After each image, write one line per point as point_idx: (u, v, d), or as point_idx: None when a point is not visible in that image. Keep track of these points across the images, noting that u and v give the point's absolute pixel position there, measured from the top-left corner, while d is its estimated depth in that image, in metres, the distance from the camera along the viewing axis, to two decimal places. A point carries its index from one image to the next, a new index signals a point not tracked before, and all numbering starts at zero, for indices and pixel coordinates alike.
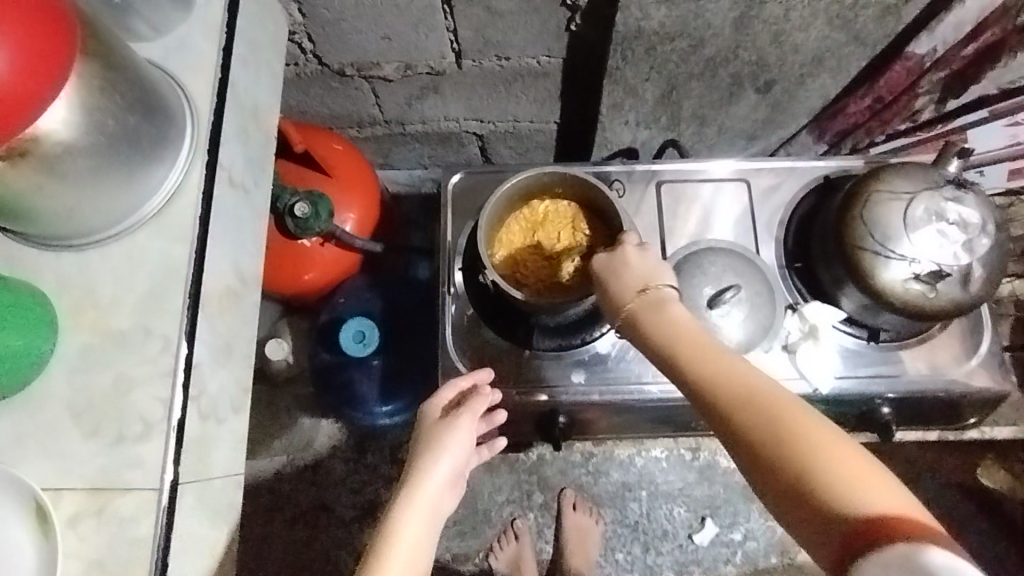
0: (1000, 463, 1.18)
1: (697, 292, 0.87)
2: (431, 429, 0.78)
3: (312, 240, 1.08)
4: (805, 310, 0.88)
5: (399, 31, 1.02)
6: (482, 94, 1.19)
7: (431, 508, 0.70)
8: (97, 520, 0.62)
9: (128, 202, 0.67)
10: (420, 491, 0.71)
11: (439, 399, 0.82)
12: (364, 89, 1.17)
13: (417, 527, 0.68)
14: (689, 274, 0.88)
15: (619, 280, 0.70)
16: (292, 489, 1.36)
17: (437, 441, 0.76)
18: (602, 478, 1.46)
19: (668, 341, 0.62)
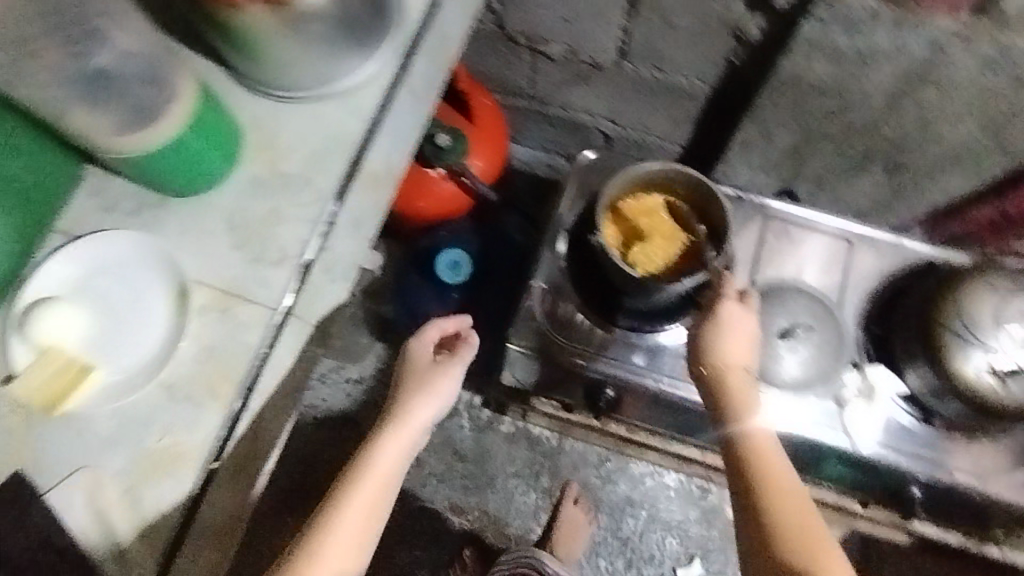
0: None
1: (774, 318, 0.93)
2: (421, 367, 0.91)
3: (438, 172, 1.18)
4: (869, 371, 0.94)
5: (580, 16, 1.11)
6: (627, 97, 1.27)
7: (406, 450, 0.85)
8: (219, 316, 0.72)
9: (330, 73, 0.78)
10: (402, 439, 0.85)
11: (427, 340, 0.93)
12: (526, 59, 1.27)
13: (383, 471, 0.81)
14: (772, 303, 0.94)
15: (727, 341, 0.81)
16: (332, 393, 1.45)
17: (428, 381, 0.90)
18: (610, 485, 1.50)
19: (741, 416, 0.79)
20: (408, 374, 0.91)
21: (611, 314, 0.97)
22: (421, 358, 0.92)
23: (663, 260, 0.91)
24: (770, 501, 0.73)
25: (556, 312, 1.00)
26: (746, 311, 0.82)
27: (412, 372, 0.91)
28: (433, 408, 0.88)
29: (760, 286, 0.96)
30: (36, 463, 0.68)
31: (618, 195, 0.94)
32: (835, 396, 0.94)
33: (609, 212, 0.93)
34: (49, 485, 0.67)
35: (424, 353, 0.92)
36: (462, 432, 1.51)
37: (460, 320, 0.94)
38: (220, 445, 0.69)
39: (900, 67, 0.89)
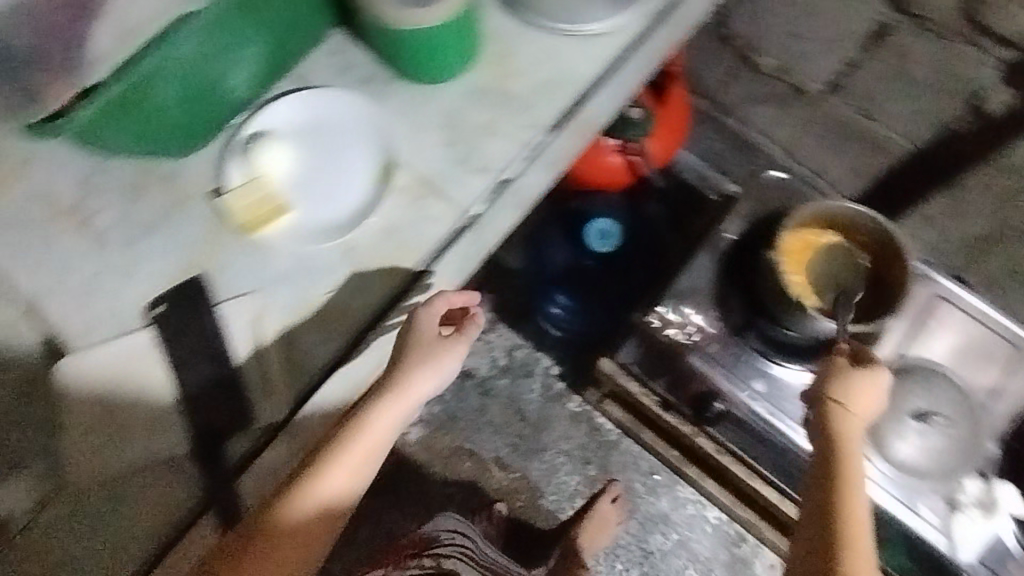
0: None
1: (913, 398, 0.92)
2: (427, 349, 0.70)
3: (612, 142, 1.20)
4: (996, 485, 0.92)
5: (813, 37, 1.17)
6: (817, 132, 1.25)
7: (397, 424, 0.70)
8: (412, 201, 0.75)
9: (583, 15, 0.82)
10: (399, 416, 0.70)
11: (437, 313, 0.70)
12: (731, 64, 1.27)
13: (374, 437, 0.68)
14: (918, 382, 0.92)
15: (857, 399, 0.70)
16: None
17: (432, 364, 0.70)
18: (650, 498, 1.47)
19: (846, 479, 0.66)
20: (403, 350, 0.71)
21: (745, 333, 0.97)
22: (424, 334, 0.71)
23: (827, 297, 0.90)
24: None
25: (692, 313, 0.97)
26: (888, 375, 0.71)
27: (414, 342, 0.70)
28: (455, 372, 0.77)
29: (909, 362, 0.94)
30: (220, 274, 0.74)
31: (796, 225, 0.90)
32: (948, 495, 0.92)
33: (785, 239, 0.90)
34: (226, 296, 0.73)
35: (427, 324, 0.70)
36: (530, 395, 1.50)
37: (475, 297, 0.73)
38: (379, 314, 0.73)
39: None
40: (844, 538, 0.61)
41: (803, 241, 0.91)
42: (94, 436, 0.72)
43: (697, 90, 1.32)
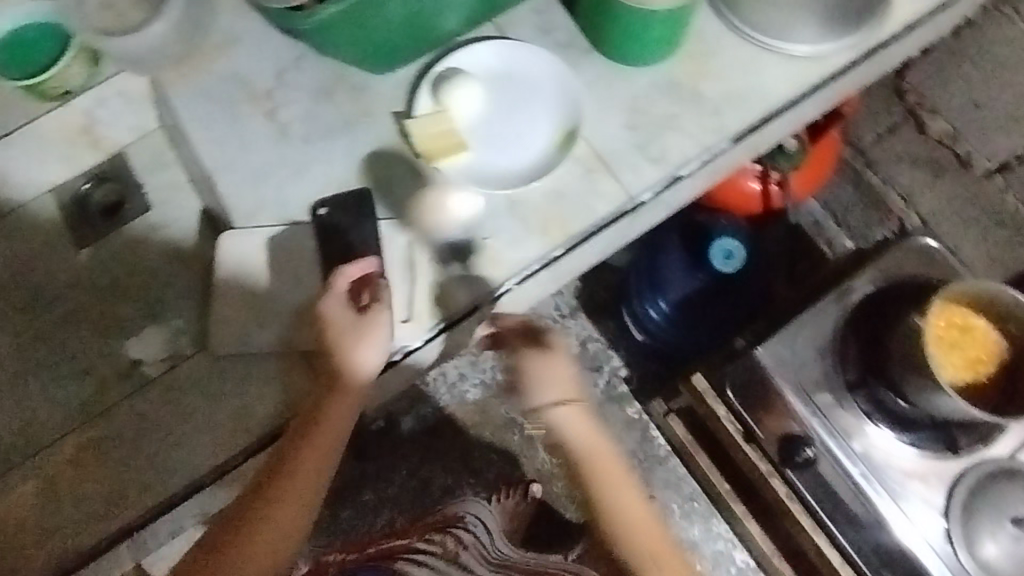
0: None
1: (999, 496, 0.93)
2: (334, 331, 0.71)
3: (755, 167, 1.17)
4: None
5: (986, 111, 1.22)
6: (964, 210, 1.22)
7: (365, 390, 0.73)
8: (584, 173, 0.78)
9: (793, 35, 0.82)
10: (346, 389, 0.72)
11: (337, 295, 0.71)
12: (895, 118, 1.25)
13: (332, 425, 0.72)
14: (1008, 483, 0.93)
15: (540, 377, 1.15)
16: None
17: (348, 346, 0.71)
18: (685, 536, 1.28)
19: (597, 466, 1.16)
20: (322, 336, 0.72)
21: (857, 389, 0.96)
22: (330, 324, 0.71)
23: (956, 378, 0.88)
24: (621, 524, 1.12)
25: (802, 351, 0.98)
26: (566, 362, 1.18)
27: (334, 335, 0.71)
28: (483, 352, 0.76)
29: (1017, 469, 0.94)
30: (390, 193, 0.78)
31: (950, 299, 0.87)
32: None
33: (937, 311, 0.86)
34: (389, 214, 0.77)
35: (334, 311, 0.71)
36: (593, 389, 1.29)
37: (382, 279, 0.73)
38: (530, 271, 0.77)
39: None
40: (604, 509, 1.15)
41: (951, 316, 0.87)
42: (238, 304, 0.78)
43: (849, 139, 1.26)
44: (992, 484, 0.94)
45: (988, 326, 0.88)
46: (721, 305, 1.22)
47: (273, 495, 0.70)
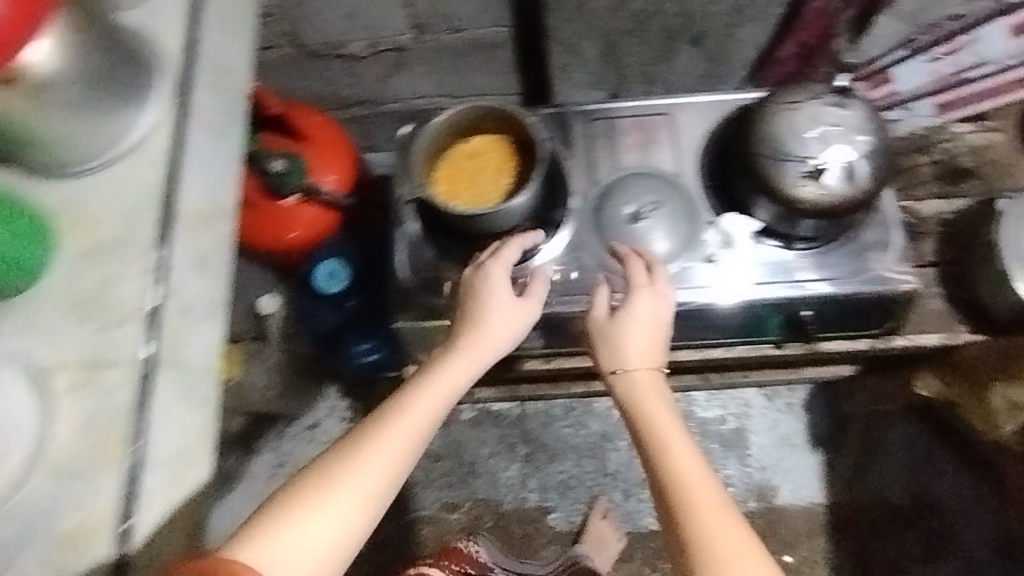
0: (933, 370, 1.05)
1: (614, 217, 0.97)
2: (467, 282, 0.89)
3: (295, 199, 1.23)
4: (721, 221, 0.96)
5: (363, 9, 1.18)
6: (446, 68, 1.35)
7: (474, 370, 0.80)
8: (86, 394, 0.65)
9: (101, 131, 0.72)
10: (468, 353, 0.81)
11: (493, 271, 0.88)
12: (340, 69, 1.34)
13: (412, 424, 0.72)
14: (606, 200, 0.98)
15: (624, 340, 0.83)
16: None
17: (469, 313, 0.86)
18: (582, 429, 1.51)
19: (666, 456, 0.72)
20: (472, 306, 0.86)
21: (469, 264, 0.97)
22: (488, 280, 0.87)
23: (506, 189, 0.93)
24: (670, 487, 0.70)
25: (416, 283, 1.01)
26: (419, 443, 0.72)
27: (474, 295, 0.87)
28: (640, 318, 0.85)
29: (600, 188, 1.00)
30: None
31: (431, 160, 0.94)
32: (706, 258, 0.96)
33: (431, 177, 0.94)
34: None
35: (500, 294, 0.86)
36: None
37: (530, 230, 0.91)
38: (122, 510, 0.62)
39: None
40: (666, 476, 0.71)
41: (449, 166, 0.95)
42: None
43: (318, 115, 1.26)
44: (603, 211, 0.97)
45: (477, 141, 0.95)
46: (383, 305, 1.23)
47: (307, 487, 0.66)
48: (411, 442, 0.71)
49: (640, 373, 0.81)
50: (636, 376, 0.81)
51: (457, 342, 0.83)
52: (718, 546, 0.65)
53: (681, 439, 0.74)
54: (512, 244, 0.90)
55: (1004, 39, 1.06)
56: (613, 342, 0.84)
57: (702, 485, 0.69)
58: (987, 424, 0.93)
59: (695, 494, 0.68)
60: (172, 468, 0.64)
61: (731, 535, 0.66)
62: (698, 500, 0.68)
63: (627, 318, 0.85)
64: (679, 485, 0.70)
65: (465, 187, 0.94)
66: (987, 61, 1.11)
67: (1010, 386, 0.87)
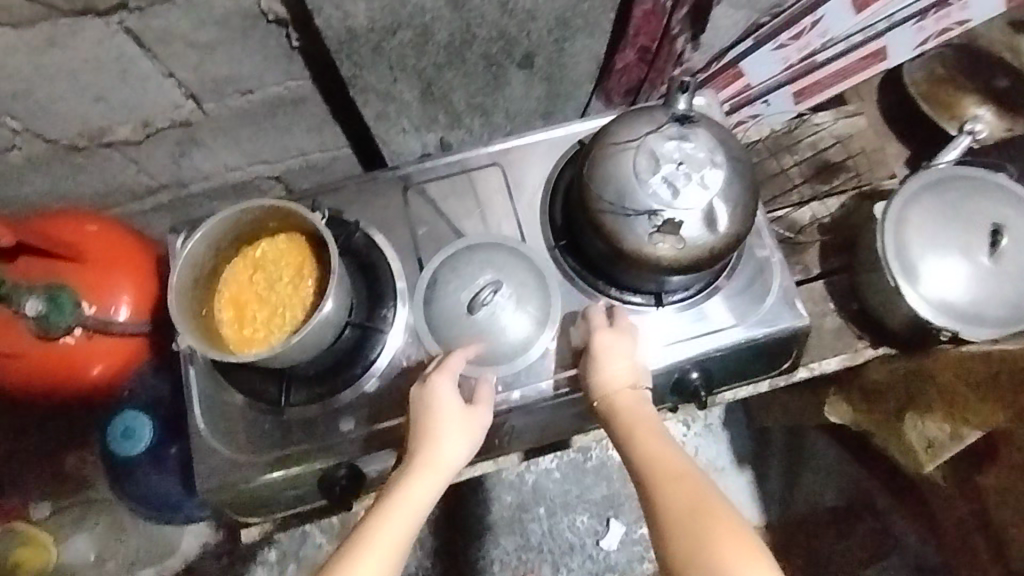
0: (841, 395, 0.95)
1: (450, 305, 0.79)
2: (416, 407, 0.73)
3: (74, 336, 0.98)
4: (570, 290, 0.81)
5: (111, 87, 0.95)
6: (247, 135, 1.13)
7: (441, 483, 0.69)
8: None
9: None
10: (422, 468, 0.69)
11: (444, 387, 0.73)
12: (115, 158, 1.10)
13: (396, 514, 0.66)
14: (437, 286, 0.80)
15: (604, 365, 0.75)
16: None
17: (422, 420, 0.72)
18: (494, 504, 1.35)
19: (664, 477, 0.66)
20: (419, 422, 0.72)
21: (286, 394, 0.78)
22: (434, 401, 0.72)
23: (307, 304, 0.74)
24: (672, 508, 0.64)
25: (225, 431, 0.79)
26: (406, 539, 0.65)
27: (423, 413, 0.72)
28: (606, 350, 0.75)
29: (432, 271, 0.82)
30: None
31: (201, 289, 0.72)
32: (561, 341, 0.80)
33: (207, 313, 0.72)
34: None
35: (446, 400, 0.73)
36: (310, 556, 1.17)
37: (468, 343, 0.77)
38: None
39: None
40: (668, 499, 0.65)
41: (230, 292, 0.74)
42: None
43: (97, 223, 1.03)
44: (436, 301, 0.79)
45: (260, 250, 0.75)
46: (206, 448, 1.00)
47: None
48: (404, 532, 0.65)
49: (621, 397, 0.74)
50: (619, 402, 0.73)
51: (409, 458, 0.71)
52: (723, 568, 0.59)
53: (678, 456, 0.68)
54: (456, 352, 0.76)
55: (846, 15, 0.97)
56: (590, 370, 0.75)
57: (700, 501, 0.64)
58: (910, 460, 0.85)
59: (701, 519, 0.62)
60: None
61: (739, 554, 0.60)
62: (692, 525, 0.62)
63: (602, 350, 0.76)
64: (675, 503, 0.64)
65: (257, 309, 0.74)
66: (834, 41, 1.02)
67: (925, 419, 0.80)
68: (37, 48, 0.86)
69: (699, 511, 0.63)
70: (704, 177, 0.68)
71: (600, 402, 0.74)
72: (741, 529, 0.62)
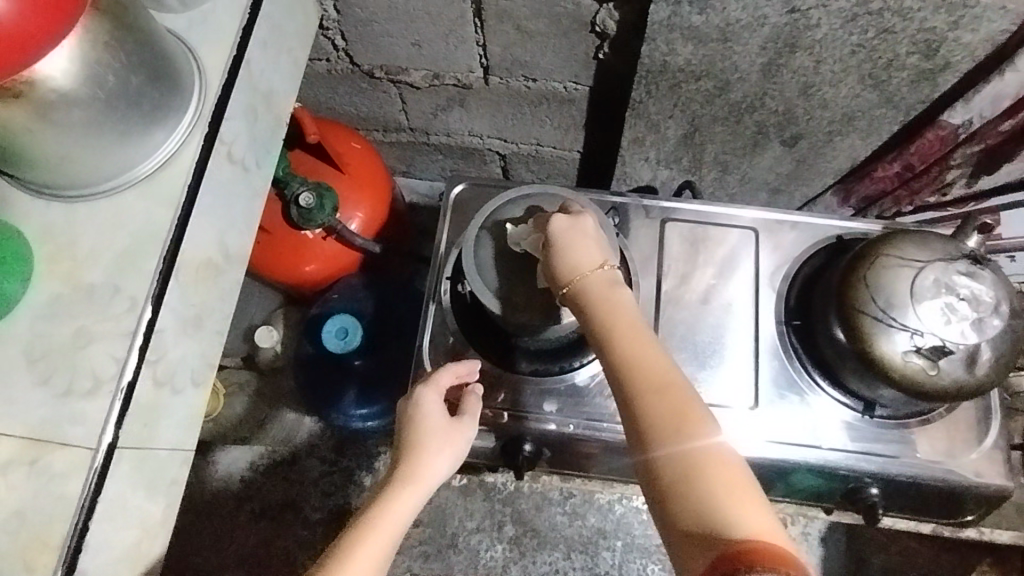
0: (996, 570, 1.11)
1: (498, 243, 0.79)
2: (402, 414, 0.78)
3: (315, 233, 1.11)
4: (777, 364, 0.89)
5: (429, 39, 1.06)
6: (506, 114, 1.22)
7: (425, 489, 0.73)
8: (28, 470, 0.60)
9: (130, 160, 0.69)
10: (410, 480, 0.72)
11: (431, 397, 0.79)
12: (392, 94, 1.22)
13: (392, 511, 0.69)
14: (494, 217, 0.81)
15: (573, 245, 0.73)
16: (267, 502, 1.27)
17: (411, 424, 0.77)
18: (578, 521, 1.38)
19: (640, 362, 0.64)
20: (407, 432, 0.77)
21: (511, 360, 0.88)
22: (426, 408, 0.78)
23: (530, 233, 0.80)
24: (642, 391, 0.63)
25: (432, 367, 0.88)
26: (398, 525, 0.66)
27: (410, 419, 0.77)
28: (584, 232, 0.74)
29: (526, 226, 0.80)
30: None
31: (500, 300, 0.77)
32: (751, 405, 0.88)
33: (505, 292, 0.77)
34: None
35: (433, 413, 0.78)
36: None
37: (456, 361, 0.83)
38: None
39: (764, 35, 0.85)
40: (643, 382, 0.63)
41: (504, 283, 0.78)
42: None
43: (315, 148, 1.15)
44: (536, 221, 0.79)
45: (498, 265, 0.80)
46: (387, 371, 1.13)
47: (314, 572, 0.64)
48: (390, 528, 0.67)
49: (591, 278, 0.71)
50: (593, 281, 0.70)
51: (397, 463, 0.74)
52: (707, 470, 0.58)
53: (654, 347, 0.66)
54: (446, 369, 0.82)
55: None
56: (563, 250, 0.72)
57: (683, 396, 0.62)
58: None
59: (673, 406, 0.61)
60: (111, 522, 0.63)
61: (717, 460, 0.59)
62: (665, 413, 0.61)
63: (568, 228, 0.73)
64: (649, 396, 0.62)
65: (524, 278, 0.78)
66: None
67: None
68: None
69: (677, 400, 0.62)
70: (984, 320, 0.70)
71: (572, 282, 0.71)
72: (736, 462, 0.59)
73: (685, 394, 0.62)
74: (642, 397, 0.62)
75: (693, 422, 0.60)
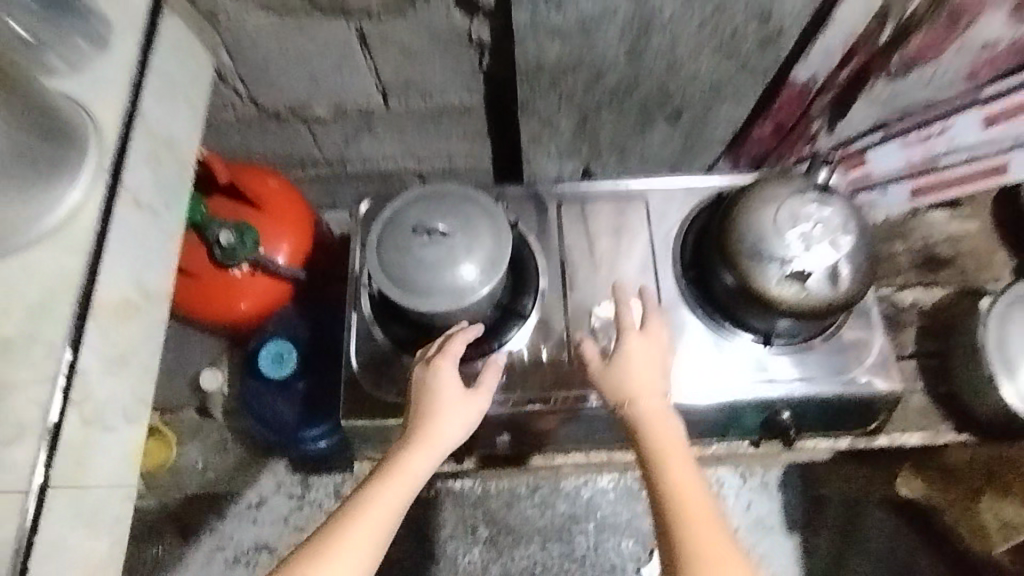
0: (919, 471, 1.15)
1: (403, 237, 0.82)
2: (419, 380, 0.83)
3: (243, 270, 1.14)
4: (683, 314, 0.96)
5: (324, 72, 1.12)
6: (413, 133, 1.29)
7: (436, 456, 0.77)
8: None
9: (34, 216, 0.72)
10: (423, 444, 0.77)
11: (447, 368, 0.82)
12: (302, 130, 1.28)
13: (405, 475, 0.74)
14: (394, 219, 0.84)
15: (633, 366, 0.83)
16: (238, 546, 1.28)
17: (429, 392, 0.81)
18: (548, 510, 1.42)
19: (676, 494, 0.72)
20: (424, 400, 0.81)
21: None
22: (442, 380, 0.82)
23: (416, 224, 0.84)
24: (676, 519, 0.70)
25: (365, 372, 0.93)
26: (405, 504, 0.71)
27: (428, 386, 0.81)
28: (650, 355, 0.84)
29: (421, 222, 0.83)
30: None
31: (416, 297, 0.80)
32: None
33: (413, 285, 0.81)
34: None
35: (449, 384, 0.82)
36: None
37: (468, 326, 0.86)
38: None
39: (619, 24, 0.94)
40: (676, 511, 0.71)
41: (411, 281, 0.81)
42: None
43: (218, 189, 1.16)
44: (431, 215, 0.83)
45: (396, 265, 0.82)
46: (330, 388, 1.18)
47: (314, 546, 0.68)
48: (402, 492, 0.73)
49: (647, 404, 0.80)
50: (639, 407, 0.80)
51: (414, 427, 0.79)
52: None
53: (696, 481, 0.73)
54: (458, 336, 0.84)
55: (977, 128, 1.09)
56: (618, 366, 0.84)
57: (708, 525, 0.70)
58: (981, 538, 1.06)
59: (693, 532, 0.69)
60: (53, 562, 0.66)
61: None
62: (693, 538, 0.69)
63: (642, 346, 0.85)
64: (683, 525, 0.70)
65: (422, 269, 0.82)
66: (959, 149, 1.14)
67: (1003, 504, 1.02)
68: (288, 33, 1.04)
69: (700, 531, 0.69)
70: (837, 240, 0.79)
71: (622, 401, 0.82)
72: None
73: (709, 525, 0.70)
74: (675, 525, 0.70)
75: (713, 551, 0.68)
